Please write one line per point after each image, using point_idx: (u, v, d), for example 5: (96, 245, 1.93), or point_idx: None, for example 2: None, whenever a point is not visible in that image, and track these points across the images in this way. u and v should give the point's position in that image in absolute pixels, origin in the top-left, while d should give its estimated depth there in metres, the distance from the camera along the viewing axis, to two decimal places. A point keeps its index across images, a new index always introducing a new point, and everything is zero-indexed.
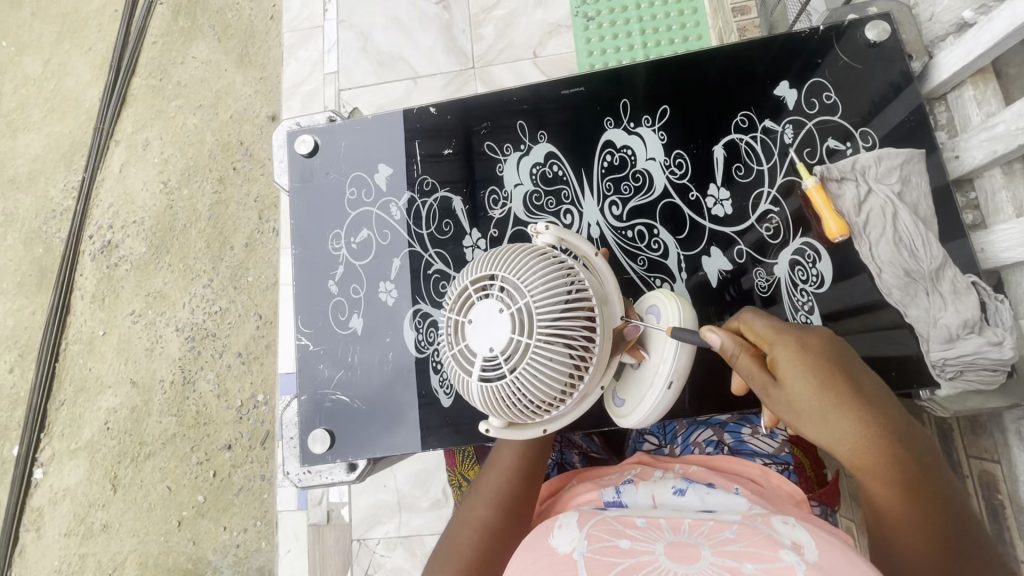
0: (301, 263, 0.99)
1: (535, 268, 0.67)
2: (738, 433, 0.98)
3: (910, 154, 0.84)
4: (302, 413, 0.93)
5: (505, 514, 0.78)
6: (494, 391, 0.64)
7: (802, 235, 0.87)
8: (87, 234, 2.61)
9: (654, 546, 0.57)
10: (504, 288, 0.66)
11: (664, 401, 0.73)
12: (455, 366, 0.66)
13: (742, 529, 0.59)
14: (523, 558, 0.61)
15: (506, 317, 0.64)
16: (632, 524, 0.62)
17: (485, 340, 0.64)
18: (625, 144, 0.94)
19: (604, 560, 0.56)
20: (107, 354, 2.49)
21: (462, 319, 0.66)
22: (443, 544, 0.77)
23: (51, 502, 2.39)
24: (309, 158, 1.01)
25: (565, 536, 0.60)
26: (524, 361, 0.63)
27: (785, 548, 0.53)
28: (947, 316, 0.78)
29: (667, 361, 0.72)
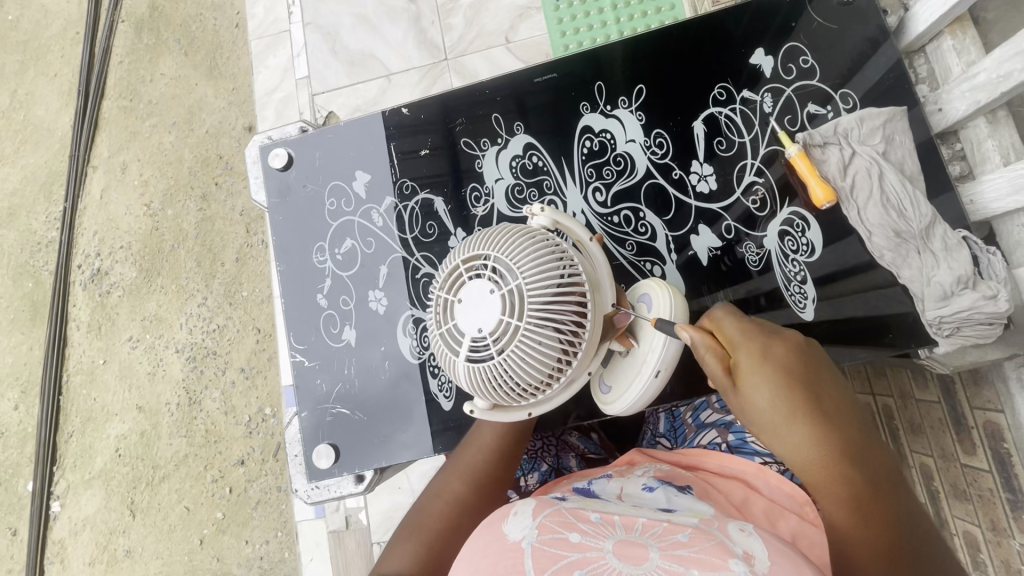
0: (288, 279, 0.98)
1: (529, 249, 0.66)
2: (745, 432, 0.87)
3: (892, 112, 0.82)
4: (304, 430, 0.92)
5: (475, 489, 0.79)
6: (480, 372, 0.64)
7: (790, 204, 0.85)
8: (75, 264, 2.58)
9: (603, 543, 0.55)
10: (497, 268, 0.65)
11: (649, 388, 0.73)
12: (442, 345, 0.65)
13: (697, 533, 0.56)
14: (474, 547, 0.59)
15: (496, 298, 0.63)
16: (586, 517, 0.59)
17: (474, 320, 0.63)
18: (603, 128, 0.93)
19: (551, 552, 0.54)
20: (110, 382, 2.48)
21: (451, 298, 0.65)
22: (412, 516, 0.79)
23: (73, 533, 2.40)
24: (284, 171, 0.99)
25: (518, 524, 0.58)
26: (512, 344, 0.63)
27: (734, 557, 0.51)
28: (940, 274, 0.78)
29: (656, 350, 0.72)
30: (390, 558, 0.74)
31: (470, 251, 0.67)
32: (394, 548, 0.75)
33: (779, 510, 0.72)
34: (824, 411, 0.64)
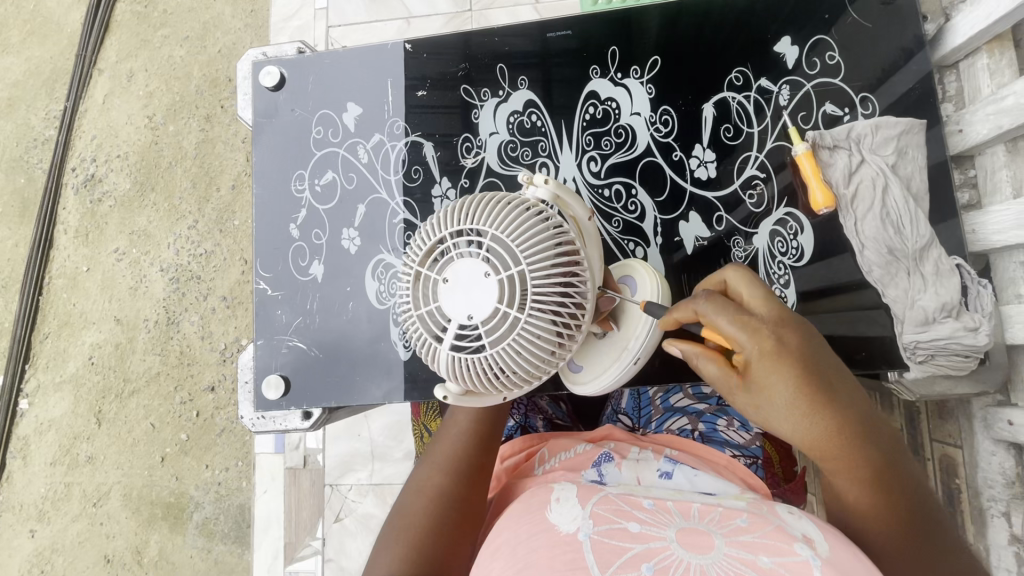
0: (262, 204, 0.94)
1: (527, 230, 0.61)
2: (713, 423, 0.93)
3: (910, 124, 0.78)
4: (258, 359, 0.90)
5: (461, 480, 0.77)
6: (467, 360, 0.61)
7: (786, 205, 0.82)
8: (69, 166, 2.52)
9: (664, 531, 0.59)
10: (493, 250, 0.60)
11: (625, 375, 0.72)
12: (425, 327, 0.61)
13: (753, 516, 0.61)
14: (521, 530, 0.62)
15: (493, 283, 0.59)
16: (638, 504, 0.63)
17: (465, 306, 0.59)
18: (610, 96, 0.88)
19: (612, 545, 0.57)
20: (91, 290, 2.46)
21: (438, 278, 0.60)
22: (395, 516, 0.76)
23: (37, 433, 2.41)
24: (274, 91, 0.95)
25: (565, 513, 0.61)
26: (507, 334, 0.60)
27: (799, 542, 0.55)
28: (925, 298, 0.75)
29: (639, 337, 0.71)
30: (378, 560, 0.71)
31: (462, 225, 0.62)
32: (379, 551, 0.72)
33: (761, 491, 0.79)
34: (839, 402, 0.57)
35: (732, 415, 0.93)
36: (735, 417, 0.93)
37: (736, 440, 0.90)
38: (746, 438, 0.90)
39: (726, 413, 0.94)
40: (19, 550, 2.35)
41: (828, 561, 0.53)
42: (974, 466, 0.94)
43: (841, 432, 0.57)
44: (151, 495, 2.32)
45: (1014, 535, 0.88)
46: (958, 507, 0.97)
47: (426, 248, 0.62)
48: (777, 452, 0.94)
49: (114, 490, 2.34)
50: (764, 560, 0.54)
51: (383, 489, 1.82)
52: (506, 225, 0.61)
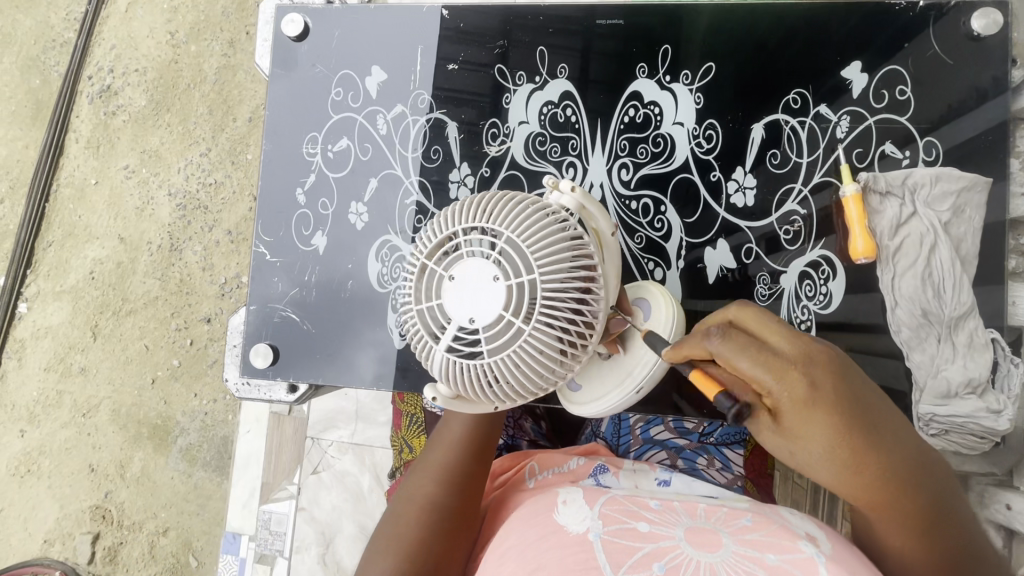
0: (268, 163, 0.88)
1: (544, 236, 0.57)
2: (693, 462, 0.90)
3: (974, 180, 0.72)
4: (248, 324, 0.86)
5: (455, 493, 0.75)
6: (463, 364, 0.57)
7: (822, 247, 0.76)
8: (86, 73, 2.43)
9: (673, 531, 0.59)
10: (506, 252, 0.56)
11: (626, 401, 0.69)
12: (424, 326, 0.57)
13: (756, 517, 0.61)
14: (528, 534, 0.61)
15: (500, 287, 0.55)
16: (646, 506, 0.64)
17: (468, 309, 0.55)
18: (653, 100, 0.81)
19: (624, 545, 0.57)
20: (98, 205, 2.42)
21: (442, 274, 0.56)
22: (386, 528, 0.74)
23: (34, 337, 2.42)
24: (296, 41, 0.88)
25: (574, 514, 0.61)
26: (508, 344, 0.56)
27: (803, 539, 0.56)
28: (951, 370, 0.71)
29: (645, 365, 0.66)
30: (368, 574, 0.70)
31: (478, 223, 0.58)
32: (370, 565, 0.71)
33: None
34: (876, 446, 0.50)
35: (714, 455, 0.91)
36: (716, 457, 0.91)
37: (718, 481, 0.88)
38: (727, 478, 0.89)
39: (707, 451, 0.91)
40: (8, 447, 2.40)
41: (832, 555, 0.53)
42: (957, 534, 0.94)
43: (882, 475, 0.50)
44: (139, 414, 2.36)
45: None
46: None
47: (438, 241, 0.59)
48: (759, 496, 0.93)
49: (104, 404, 2.38)
50: (771, 558, 0.54)
51: (362, 450, 1.85)
52: (522, 228, 0.57)
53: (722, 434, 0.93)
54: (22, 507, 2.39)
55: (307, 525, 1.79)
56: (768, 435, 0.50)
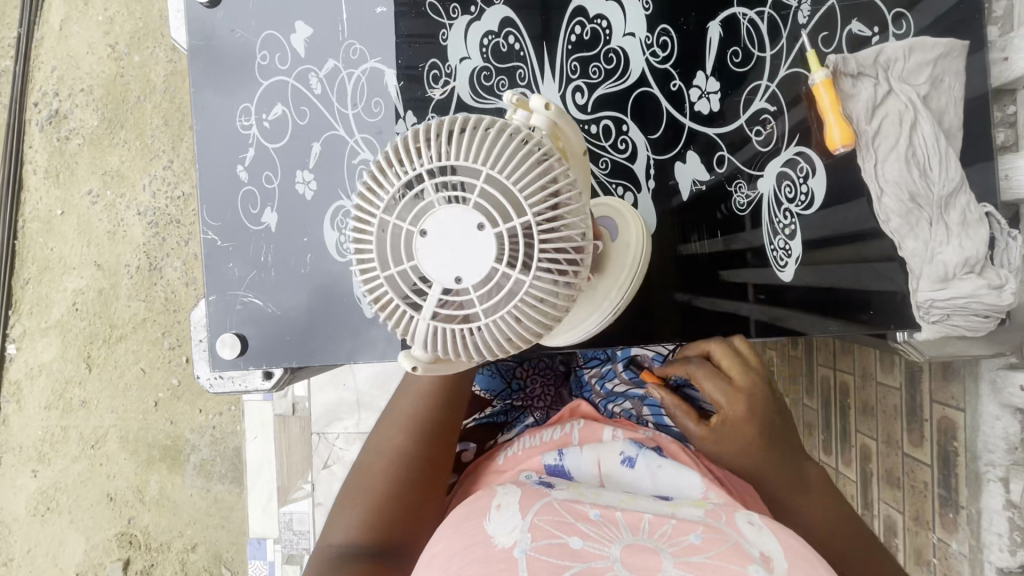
0: (202, 143, 0.82)
1: (533, 176, 0.50)
2: (660, 411, 0.85)
3: (949, 46, 0.67)
4: (210, 316, 0.82)
5: (423, 440, 0.76)
6: (453, 332, 0.50)
7: (798, 143, 0.72)
8: (32, 100, 2.33)
9: (608, 550, 0.55)
10: (486, 193, 0.48)
11: (602, 325, 0.65)
12: (396, 288, 0.49)
13: (708, 531, 0.57)
14: (456, 543, 0.57)
15: (492, 239, 0.48)
16: (585, 515, 0.59)
17: (453, 266, 0.48)
18: (599, 13, 0.75)
19: (549, 562, 0.53)
20: (68, 234, 2.35)
21: (413, 229, 0.48)
22: (355, 478, 0.76)
23: (28, 377, 2.38)
24: (209, 7, 0.80)
25: (505, 526, 0.57)
26: (504, 305, 0.49)
27: (753, 563, 0.52)
28: (947, 251, 0.67)
29: (620, 286, 0.63)
30: (337, 523, 0.73)
31: (456, 165, 0.49)
32: (338, 514, 0.74)
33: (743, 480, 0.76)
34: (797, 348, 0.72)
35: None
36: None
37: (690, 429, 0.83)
38: None
39: None
40: (24, 489, 2.39)
41: None
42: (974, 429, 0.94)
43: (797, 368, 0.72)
44: (148, 437, 2.34)
45: (1010, 499, 0.90)
46: (952, 468, 0.99)
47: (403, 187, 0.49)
48: None
49: (111, 433, 2.35)
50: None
51: None
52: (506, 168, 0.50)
53: None
54: (49, 544, 2.38)
55: None
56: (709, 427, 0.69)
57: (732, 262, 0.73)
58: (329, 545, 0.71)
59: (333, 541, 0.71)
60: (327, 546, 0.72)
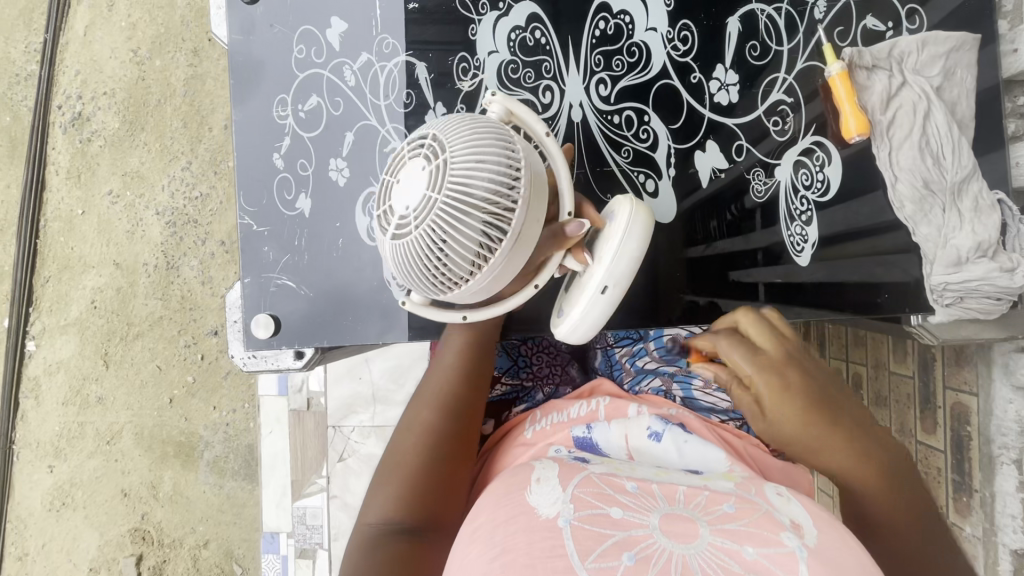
0: (241, 133, 0.86)
1: (472, 125, 0.57)
2: (689, 386, 0.90)
3: (962, 39, 0.70)
4: (245, 297, 0.85)
5: (451, 419, 0.79)
6: (405, 261, 0.55)
7: (815, 134, 0.74)
8: (55, 103, 2.40)
9: (647, 519, 0.58)
10: (432, 141, 0.56)
11: (591, 308, 0.66)
12: (372, 230, 0.57)
13: (741, 503, 0.61)
14: (497, 514, 0.60)
15: (425, 172, 0.53)
16: (622, 488, 0.62)
17: (399, 200, 0.54)
18: (622, 9, 0.78)
19: (592, 531, 0.56)
20: (89, 234, 2.40)
21: (382, 177, 0.57)
22: (387, 457, 0.79)
23: (46, 373, 2.42)
24: (250, 3, 0.85)
25: (546, 496, 0.60)
26: (431, 224, 0.53)
27: (786, 530, 0.56)
28: (959, 237, 0.70)
29: (604, 264, 0.64)
30: (373, 501, 0.76)
31: (415, 128, 0.59)
32: (374, 493, 0.76)
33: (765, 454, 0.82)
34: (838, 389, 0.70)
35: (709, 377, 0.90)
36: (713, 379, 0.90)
37: (720, 405, 0.88)
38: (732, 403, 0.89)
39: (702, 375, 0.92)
40: (39, 484, 2.43)
41: (814, 550, 0.54)
42: (988, 415, 0.96)
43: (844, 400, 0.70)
44: (162, 433, 2.38)
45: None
46: (967, 455, 1.00)
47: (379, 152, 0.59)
48: None
49: (126, 429, 2.39)
50: (749, 552, 0.54)
51: (384, 430, 1.85)
52: (451, 122, 0.57)
53: None
54: (64, 539, 2.42)
55: (342, 512, 1.82)
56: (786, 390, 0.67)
57: (743, 262, 0.76)
58: (366, 524, 0.74)
59: (371, 519, 0.74)
60: (365, 524, 0.75)
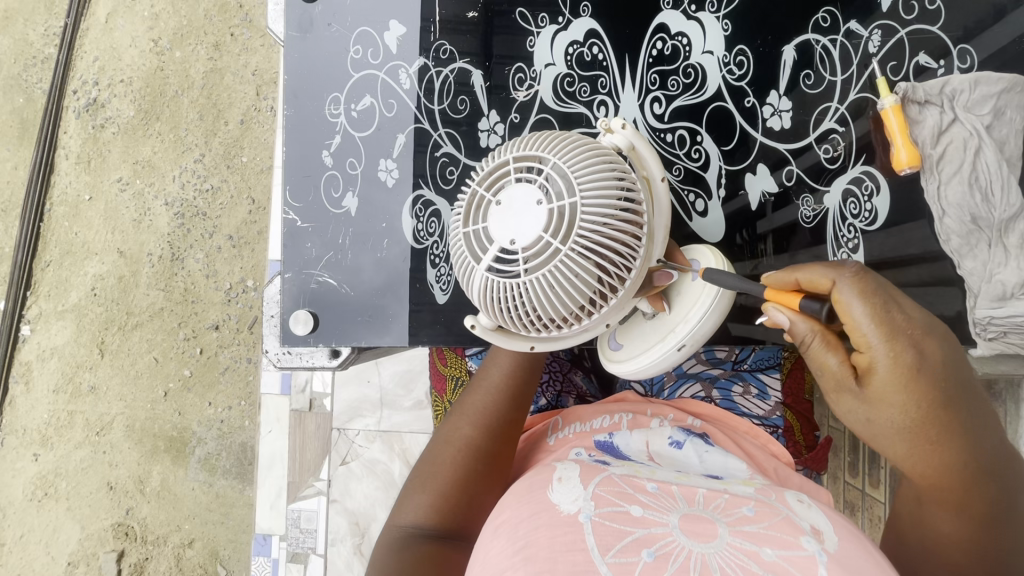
0: (292, 128, 0.87)
1: (591, 163, 0.57)
2: (728, 392, 0.91)
3: (1014, 81, 0.71)
4: (284, 293, 0.85)
5: (491, 436, 0.77)
6: (500, 290, 0.57)
7: (863, 163, 0.75)
8: (71, 88, 2.39)
9: (667, 517, 0.56)
10: (551, 176, 0.56)
11: (664, 363, 0.64)
12: (466, 247, 0.58)
13: (760, 506, 0.58)
14: (519, 513, 0.60)
15: (543, 211, 0.55)
16: (641, 488, 0.61)
17: (510, 229, 0.55)
18: (680, 31, 0.80)
19: (613, 527, 0.55)
20: (94, 220, 2.38)
21: (490, 197, 0.57)
22: (423, 466, 0.78)
23: (39, 359, 2.38)
24: (309, 2, 0.85)
25: (567, 493, 0.60)
26: (546, 267, 0.55)
27: (805, 534, 0.53)
28: (1005, 272, 0.72)
29: (689, 323, 0.63)
30: (407, 505, 0.75)
31: (523, 149, 0.58)
32: (407, 498, 0.75)
33: (785, 467, 0.80)
34: (918, 392, 0.50)
35: (749, 383, 0.92)
36: (752, 384, 0.91)
37: (756, 411, 0.91)
38: (766, 409, 0.91)
39: (742, 379, 0.92)
40: (23, 472, 2.37)
41: (835, 556, 0.51)
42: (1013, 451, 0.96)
43: (921, 404, 0.50)
44: (154, 427, 2.33)
45: None
46: None
47: (489, 167, 0.58)
48: (797, 420, 0.92)
49: (117, 420, 2.35)
50: (768, 553, 0.52)
51: (390, 437, 1.83)
52: (569, 155, 0.57)
53: (755, 359, 0.92)
54: (43, 531, 2.36)
55: (339, 517, 1.78)
56: (849, 402, 0.53)
57: None
58: (397, 527, 0.74)
59: (402, 522, 0.73)
60: (396, 525, 0.74)
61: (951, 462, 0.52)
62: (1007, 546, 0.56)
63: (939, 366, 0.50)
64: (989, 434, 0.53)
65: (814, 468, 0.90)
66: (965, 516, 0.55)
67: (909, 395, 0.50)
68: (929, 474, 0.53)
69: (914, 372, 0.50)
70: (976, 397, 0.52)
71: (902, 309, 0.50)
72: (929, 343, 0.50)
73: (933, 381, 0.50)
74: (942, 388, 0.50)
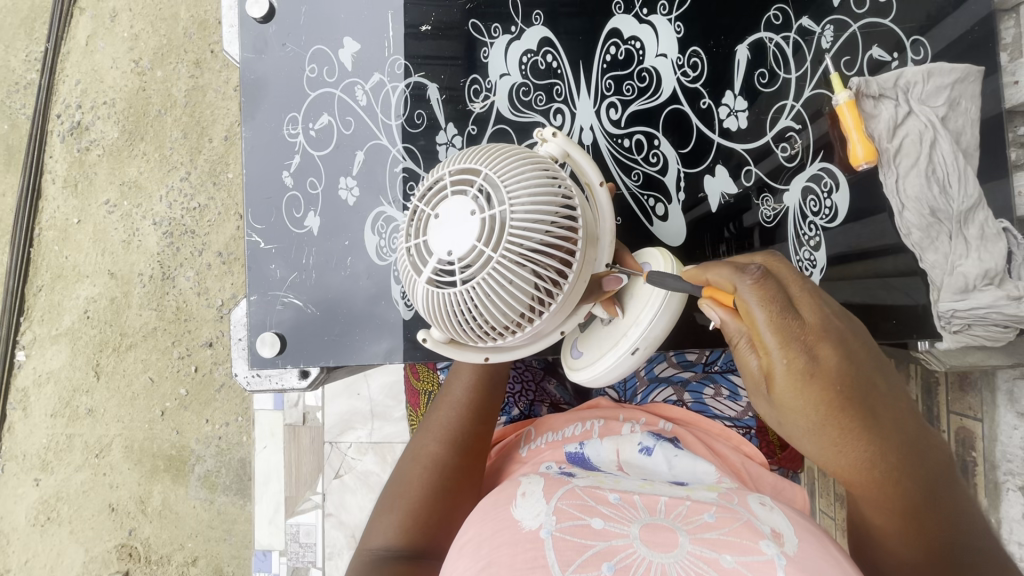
0: (251, 150, 0.86)
1: (523, 172, 0.56)
2: (700, 394, 0.91)
3: (966, 72, 0.71)
4: (252, 316, 0.85)
5: (458, 450, 0.77)
6: (442, 302, 0.56)
7: (822, 160, 0.76)
8: (54, 112, 2.39)
9: (628, 528, 0.56)
10: (484, 186, 0.56)
11: (621, 368, 0.64)
12: (408, 261, 0.57)
13: (721, 512, 0.58)
14: (484, 529, 0.59)
15: (476, 220, 0.54)
16: (604, 499, 0.61)
17: (446, 241, 0.55)
18: (633, 35, 0.80)
19: (573, 541, 0.54)
20: (84, 243, 2.38)
21: (429, 211, 0.57)
22: (394, 485, 0.78)
23: (36, 384, 2.38)
24: (262, 22, 0.85)
25: (530, 508, 0.59)
26: (484, 276, 0.54)
27: (765, 539, 0.53)
28: (967, 264, 0.71)
29: (641, 325, 0.62)
30: (377, 527, 0.74)
31: (460, 163, 0.58)
32: (378, 520, 0.75)
33: (753, 464, 0.81)
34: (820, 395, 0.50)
35: (720, 384, 0.91)
36: (723, 385, 0.91)
37: (727, 412, 0.91)
38: (737, 410, 0.91)
39: (713, 381, 0.91)
40: (25, 497, 2.37)
41: (793, 558, 0.51)
42: (993, 440, 0.95)
43: (828, 405, 0.50)
44: (152, 448, 2.33)
45: None
46: (972, 478, 1.00)
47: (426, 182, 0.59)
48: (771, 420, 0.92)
49: (116, 441, 2.34)
50: (727, 560, 0.52)
51: (383, 448, 1.82)
52: (502, 166, 0.57)
53: (726, 360, 0.91)
54: (47, 555, 2.36)
55: (336, 531, 1.78)
56: (764, 407, 0.53)
57: None
58: (367, 550, 0.73)
59: (372, 544, 0.73)
60: (366, 549, 0.73)
61: (869, 460, 0.52)
62: (942, 524, 0.56)
63: (840, 365, 0.50)
64: (903, 423, 0.53)
65: (788, 466, 0.93)
66: (888, 508, 0.55)
67: (813, 399, 0.50)
68: (852, 473, 0.53)
69: (816, 375, 0.49)
70: (885, 391, 0.52)
71: (800, 312, 0.50)
72: (828, 342, 0.50)
73: (838, 383, 0.50)
74: (848, 387, 0.50)
